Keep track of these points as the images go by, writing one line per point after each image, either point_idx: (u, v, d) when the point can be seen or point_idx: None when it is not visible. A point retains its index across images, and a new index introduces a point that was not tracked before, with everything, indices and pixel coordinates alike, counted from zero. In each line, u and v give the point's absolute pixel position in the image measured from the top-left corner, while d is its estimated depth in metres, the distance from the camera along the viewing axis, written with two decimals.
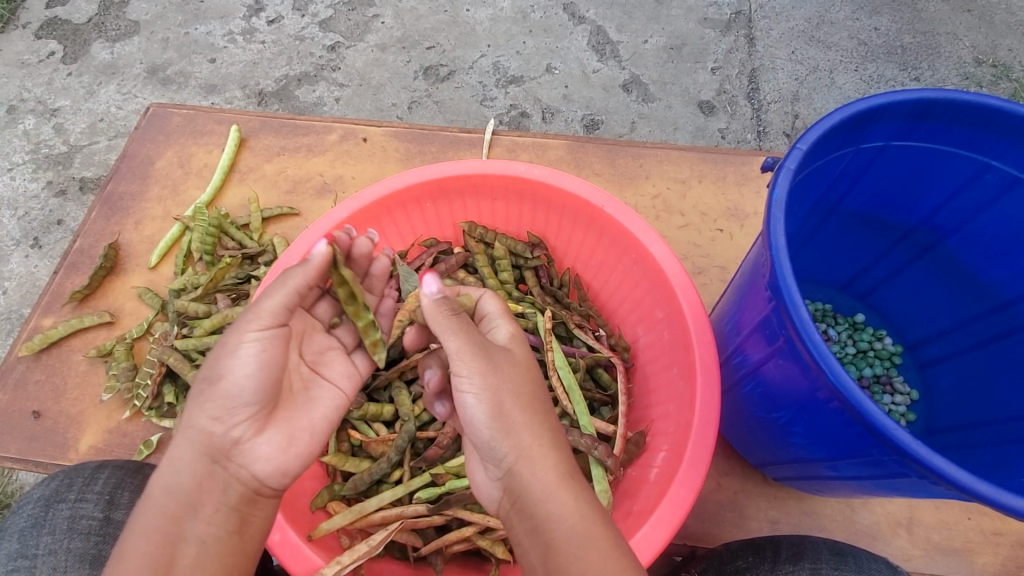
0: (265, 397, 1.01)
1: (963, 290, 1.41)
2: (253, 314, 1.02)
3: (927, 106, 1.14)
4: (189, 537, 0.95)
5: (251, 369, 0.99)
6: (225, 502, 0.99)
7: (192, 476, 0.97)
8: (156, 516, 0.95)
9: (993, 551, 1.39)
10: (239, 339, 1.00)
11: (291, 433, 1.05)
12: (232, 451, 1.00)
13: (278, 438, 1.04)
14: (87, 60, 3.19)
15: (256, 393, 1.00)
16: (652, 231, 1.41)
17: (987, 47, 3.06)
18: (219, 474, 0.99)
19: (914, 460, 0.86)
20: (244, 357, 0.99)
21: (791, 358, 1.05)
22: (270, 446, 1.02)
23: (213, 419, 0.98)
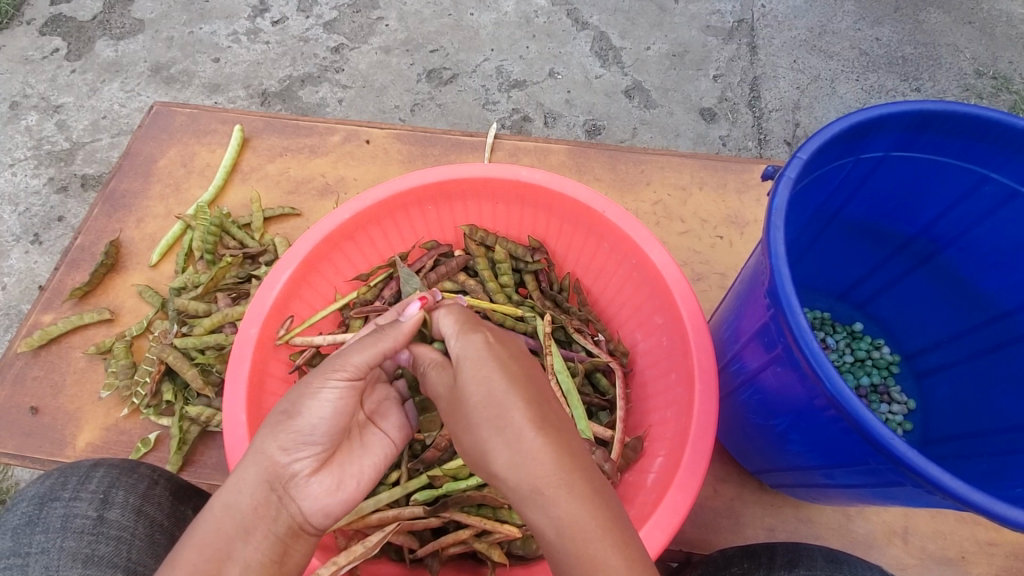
0: (326, 440, 1.03)
1: (961, 300, 1.42)
2: (336, 362, 1.03)
3: (926, 118, 1.15)
4: (236, 558, 0.91)
5: (327, 411, 1.02)
6: (273, 531, 0.96)
7: (253, 503, 0.95)
8: (211, 534, 0.92)
9: (987, 561, 1.40)
10: (321, 381, 1.02)
11: (342, 475, 1.05)
12: (292, 485, 0.99)
13: (333, 478, 1.04)
14: (91, 57, 3.20)
15: (326, 435, 1.02)
16: (652, 237, 1.42)
17: (988, 60, 3.08)
18: (275, 505, 0.97)
19: (910, 469, 0.86)
20: (322, 400, 1.02)
21: (789, 366, 1.06)
22: (326, 485, 1.02)
23: (282, 450, 0.98)
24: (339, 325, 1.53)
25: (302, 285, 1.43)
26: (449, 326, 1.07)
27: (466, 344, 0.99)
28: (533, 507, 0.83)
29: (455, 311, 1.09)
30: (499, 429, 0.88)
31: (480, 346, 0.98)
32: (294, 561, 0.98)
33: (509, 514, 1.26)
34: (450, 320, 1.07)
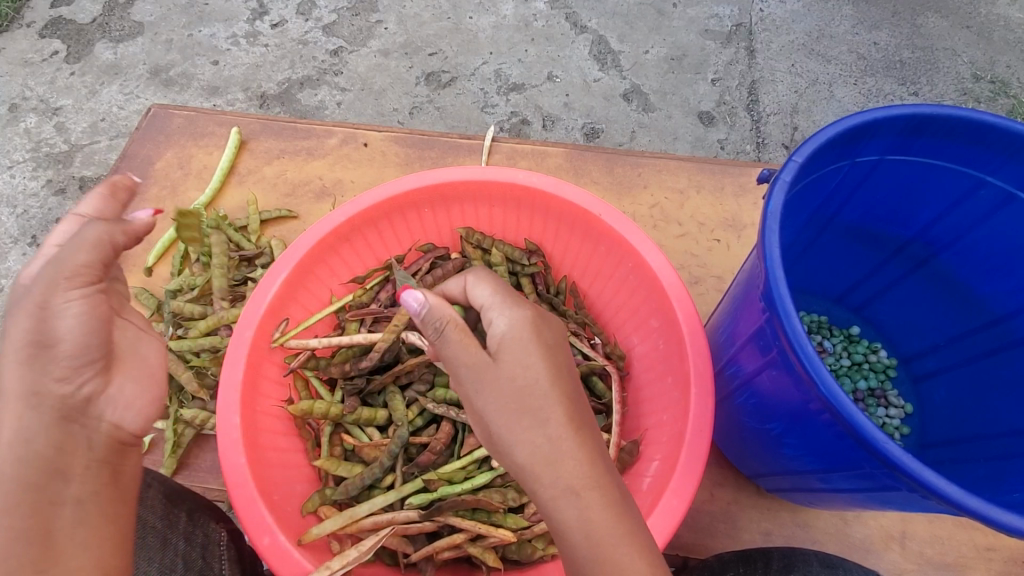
0: (94, 355, 0.94)
1: (958, 305, 1.41)
2: (58, 272, 0.91)
3: (921, 122, 1.15)
4: (64, 501, 0.90)
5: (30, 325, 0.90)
6: (92, 459, 0.94)
7: (52, 443, 0.90)
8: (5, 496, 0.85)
9: (985, 566, 1.39)
10: (28, 300, 0.91)
11: (139, 376, 1.02)
12: (85, 409, 0.94)
13: (127, 385, 1.00)
14: (90, 60, 3.20)
15: (96, 344, 0.95)
16: (648, 240, 1.42)
17: (985, 64, 3.09)
18: (79, 433, 0.93)
19: (905, 474, 0.86)
20: (75, 312, 0.92)
21: (784, 369, 1.05)
22: (99, 386, 0.96)
23: (59, 380, 0.91)
24: (335, 329, 1.53)
25: (297, 287, 1.43)
26: (484, 295, 1.05)
27: (512, 324, 1.00)
28: (563, 506, 0.88)
29: (487, 279, 1.07)
30: (540, 422, 0.92)
31: (527, 324, 1.00)
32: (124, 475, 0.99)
33: (504, 517, 1.25)
34: (484, 287, 1.05)
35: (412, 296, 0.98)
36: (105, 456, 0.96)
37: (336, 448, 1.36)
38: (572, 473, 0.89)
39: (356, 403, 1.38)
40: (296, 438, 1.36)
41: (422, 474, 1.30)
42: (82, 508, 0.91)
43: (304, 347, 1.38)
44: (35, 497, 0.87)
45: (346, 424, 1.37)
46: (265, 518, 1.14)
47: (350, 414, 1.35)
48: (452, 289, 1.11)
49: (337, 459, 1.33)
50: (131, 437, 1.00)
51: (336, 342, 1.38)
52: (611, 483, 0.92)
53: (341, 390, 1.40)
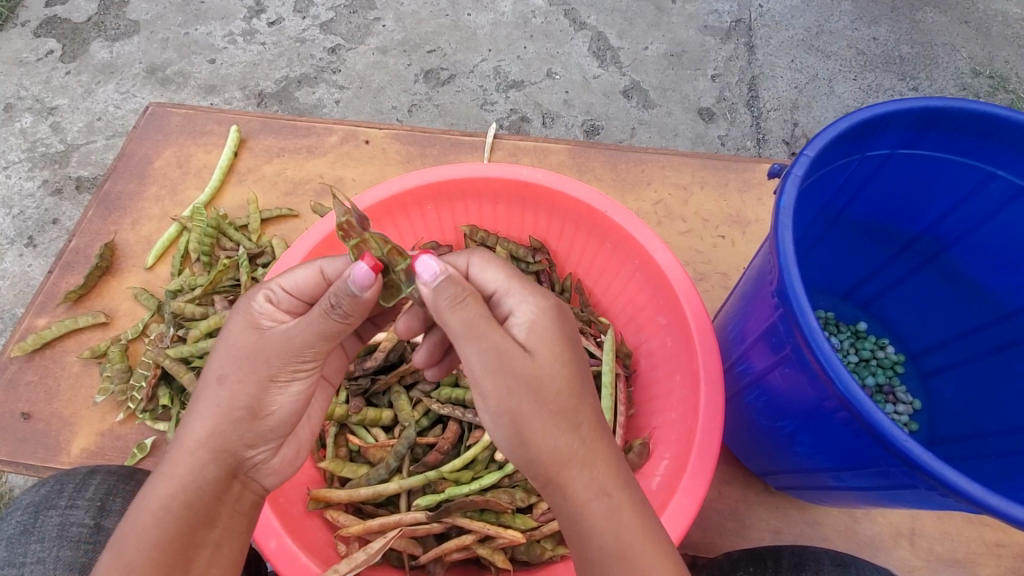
0: (276, 432, 1.01)
1: (967, 300, 1.41)
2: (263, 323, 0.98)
3: (933, 115, 1.14)
4: (205, 543, 0.93)
5: (253, 393, 0.95)
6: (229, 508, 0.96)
7: (213, 494, 0.94)
8: (159, 524, 0.89)
9: (995, 562, 1.38)
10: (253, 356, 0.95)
11: (299, 446, 1.10)
12: (250, 470, 1.00)
13: (288, 449, 1.08)
14: (86, 59, 3.17)
15: (288, 422, 1.02)
16: (655, 237, 1.40)
17: (984, 59, 3.08)
18: (237, 490, 0.98)
19: (926, 472, 0.84)
20: (288, 393, 0.99)
21: (798, 366, 1.04)
22: (269, 453, 1.02)
23: (245, 446, 0.97)
24: None
25: None
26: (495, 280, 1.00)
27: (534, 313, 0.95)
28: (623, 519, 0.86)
29: (495, 262, 1.02)
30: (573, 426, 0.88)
31: (551, 312, 0.95)
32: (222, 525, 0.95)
33: (512, 518, 1.24)
34: (495, 271, 1.00)
35: (426, 263, 0.88)
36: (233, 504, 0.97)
37: (341, 450, 1.34)
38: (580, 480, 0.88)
39: (362, 403, 1.37)
40: None
41: (427, 472, 1.28)
42: (218, 554, 0.93)
43: None
44: (185, 536, 0.90)
45: (351, 425, 1.36)
46: (270, 522, 1.12)
47: (355, 416, 1.33)
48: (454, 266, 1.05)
49: (342, 460, 1.32)
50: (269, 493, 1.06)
51: None
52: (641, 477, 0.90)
53: (345, 391, 1.38)
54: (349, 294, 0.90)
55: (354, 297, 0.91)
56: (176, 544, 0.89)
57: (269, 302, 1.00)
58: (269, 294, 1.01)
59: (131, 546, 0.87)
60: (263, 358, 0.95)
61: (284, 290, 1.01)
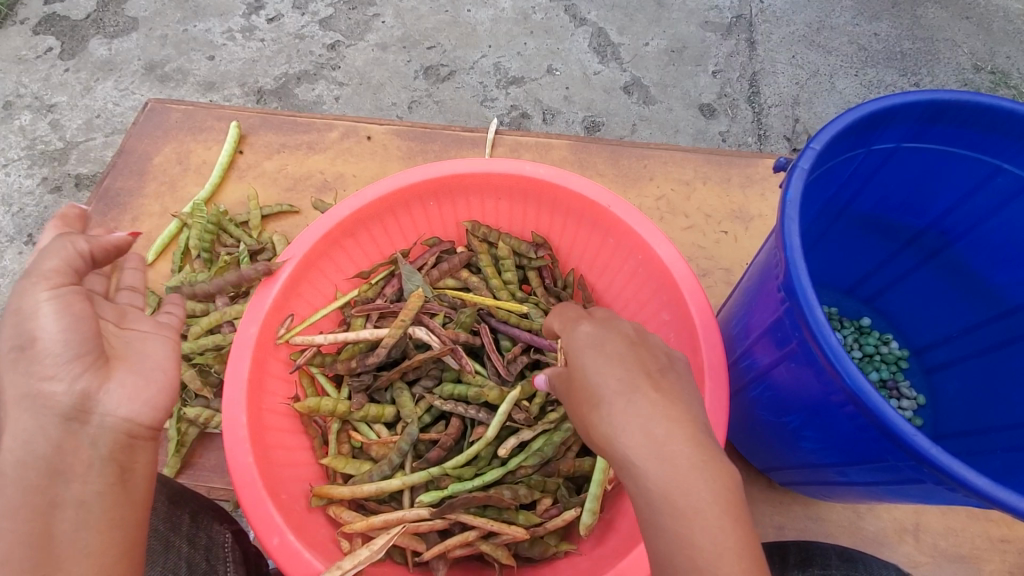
0: (73, 352, 0.97)
1: (971, 295, 1.40)
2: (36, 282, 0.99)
3: (940, 108, 1.13)
4: (63, 502, 0.93)
5: (18, 334, 0.96)
6: (95, 457, 0.97)
7: (47, 446, 0.94)
8: (6, 494, 0.90)
9: (999, 558, 1.38)
10: (9, 316, 0.98)
11: (137, 372, 1.03)
12: (84, 411, 0.97)
13: (129, 379, 1.02)
14: (85, 56, 3.16)
15: (81, 341, 0.97)
16: (658, 232, 1.39)
17: (985, 54, 3.07)
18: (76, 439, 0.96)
19: (934, 467, 0.84)
20: (50, 316, 0.96)
21: (804, 361, 1.03)
22: (91, 383, 0.98)
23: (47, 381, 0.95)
24: (340, 324, 1.50)
25: (292, 296, 1.38)
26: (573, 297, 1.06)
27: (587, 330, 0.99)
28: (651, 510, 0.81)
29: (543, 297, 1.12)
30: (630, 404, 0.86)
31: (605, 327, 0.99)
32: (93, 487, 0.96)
33: (515, 514, 1.23)
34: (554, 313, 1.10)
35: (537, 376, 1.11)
36: (111, 453, 0.98)
37: (344, 446, 1.34)
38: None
39: (364, 399, 1.36)
40: (303, 436, 1.35)
41: (430, 469, 1.28)
42: (86, 509, 0.94)
43: (311, 344, 1.35)
44: (34, 499, 0.92)
45: (353, 421, 1.35)
46: (274, 517, 1.11)
47: (357, 412, 1.33)
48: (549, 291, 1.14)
49: (345, 457, 1.31)
50: (141, 432, 1.02)
51: (342, 338, 1.36)
52: None
53: (348, 387, 1.38)
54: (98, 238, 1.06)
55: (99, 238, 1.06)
56: (30, 508, 0.91)
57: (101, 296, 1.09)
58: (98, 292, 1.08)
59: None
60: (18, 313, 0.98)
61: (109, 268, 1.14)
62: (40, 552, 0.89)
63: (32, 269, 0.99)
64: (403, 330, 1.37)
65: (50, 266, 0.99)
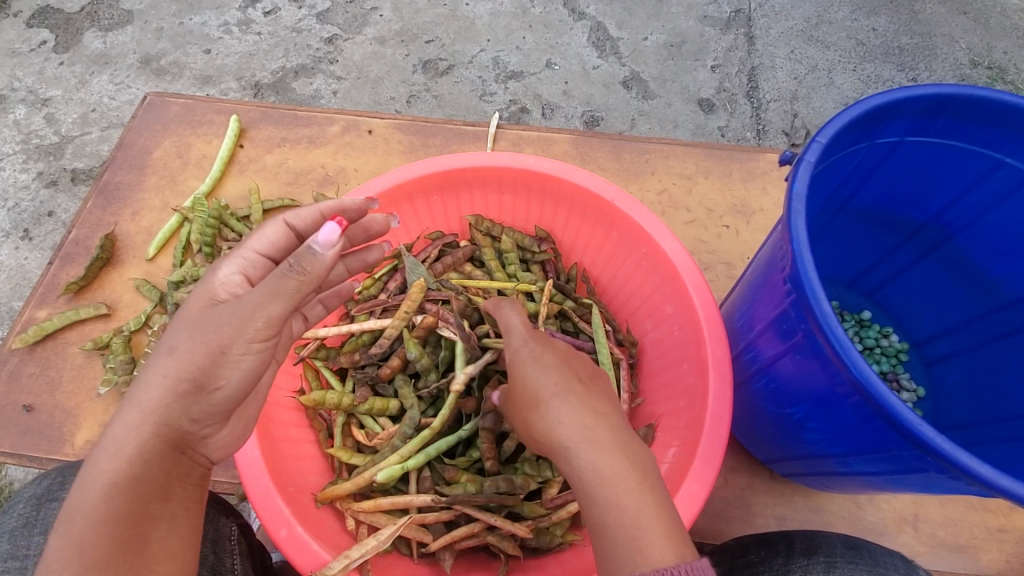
0: (225, 406, 0.98)
1: (972, 288, 1.41)
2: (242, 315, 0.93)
3: (944, 102, 1.14)
4: (160, 515, 0.93)
5: (204, 364, 0.92)
6: (189, 483, 0.98)
7: (161, 467, 0.93)
8: (104, 499, 0.88)
9: (998, 547, 1.40)
10: (209, 338, 0.92)
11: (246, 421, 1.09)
12: (197, 443, 0.98)
13: (236, 424, 1.06)
14: (79, 49, 3.13)
15: (238, 396, 0.99)
16: (662, 226, 1.40)
17: (983, 50, 3.08)
18: (185, 465, 0.97)
19: (939, 456, 0.85)
20: (240, 368, 0.96)
21: (809, 353, 1.04)
22: (214, 429, 1.00)
23: (192, 420, 0.95)
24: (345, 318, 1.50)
25: None
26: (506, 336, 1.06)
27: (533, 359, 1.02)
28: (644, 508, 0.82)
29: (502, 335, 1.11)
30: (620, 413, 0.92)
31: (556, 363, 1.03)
32: (178, 500, 0.95)
33: (519, 506, 1.24)
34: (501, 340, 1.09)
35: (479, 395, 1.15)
36: (200, 481, 1.00)
37: (348, 440, 1.34)
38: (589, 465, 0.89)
39: (368, 392, 1.36)
40: (309, 430, 1.35)
41: (428, 450, 1.27)
42: (176, 524, 0.94)
43: (313, 336, 1.36)
44: (137, 510, 0.90)
45: (357, 415, 1.35)
46: (281, 510, 1.12)
47: (362, 405, 1.33)
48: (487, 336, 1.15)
49: (350, 450, 1.31)
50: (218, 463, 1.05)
51: (347, 330, 1.37)
52: None
53: (352, 380, 1.37)
54: (312, 254, 0.94)
55: (316, 258, 0.94)
56: (128, 516, 0.89)
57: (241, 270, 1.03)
58: (242, 267, 1.03)
59: (78, 524, 0.87)
60: (212, 325, 0.93)
61: (257, 254, 1.05)
62: (134, 564, 0.89)
63: (256, 307, 0.93)
64: (405, 320, 1.38)
65: (278, 314, 0.94)
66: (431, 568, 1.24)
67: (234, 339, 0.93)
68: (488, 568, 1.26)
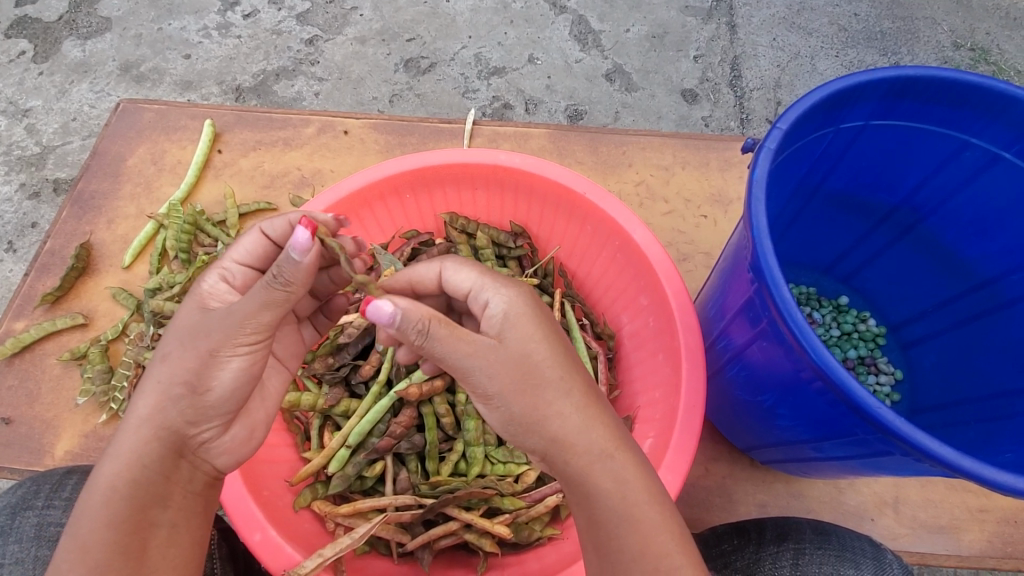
0: (223, 408, 0.99)
1: (944, 269, 1.42)
2: (232, 324, 0.95)
3: (906, 84, 1.14)
4: (160, 522, 0.94)
5: (197, 368, 0.94)
6: (191, 489, 0.99)
7: (160, 472, 0.94)
8: (107, 505, 0.90)
9: (979, 527, 1.41)
10: (202, 345, 0.95)
11: (252, 426, 1.07)
12: (197, 447, 0.99)
13: (241, 429, 1.05)
14: (58, 58, 3.10)
15: (235, 398, 1.00)
16: (634, 217, 1.40)
17: (965, 31, 3.08)
18: (187, 471, 0.98)
19: (900, 438, 0.85)
20: (232, 369, 0.97)
21: (775, 339, 1.04)
22: (215, 431, 1.00)
23: (189, 423, 0.96)
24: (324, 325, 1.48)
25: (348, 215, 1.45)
26: (468, 279, 1.00)
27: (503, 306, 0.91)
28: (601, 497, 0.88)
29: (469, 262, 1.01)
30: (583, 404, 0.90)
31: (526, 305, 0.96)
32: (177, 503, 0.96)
33: (501, 501, 1.24)
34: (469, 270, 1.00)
35: (379, 308, 0.88)
36: (204, 489, 1.01)
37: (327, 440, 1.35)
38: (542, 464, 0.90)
39: (343, 393, 1.35)
40: (285, 433, 1.34)
41: (404, 448, 1.29)
42: (176, 531, 0.95)
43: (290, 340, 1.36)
44: (136, 515, 0.91)
45: (334, 416, 1.35)
46: (256, 514, 1.12)
47: (338, 406, 1.33)
48: (424, 276, 1.03)
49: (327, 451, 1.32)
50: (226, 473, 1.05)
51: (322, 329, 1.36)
52: (617, 458, 0.89)
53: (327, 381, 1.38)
54: (292, 261, 0.92)
55: (296, 265, 0.93)
56: (129, 522, 0.90)
57: (223, 279, 1.03)
58: (223, 274, 1.04)
59: (82, 530, 0.89)
60: (203, 333, 0.95)
61: (237, 264, 1.05)
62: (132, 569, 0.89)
63: (242, 317, 0.95)
64: None
65: (269, 321, 0.97)
66: (411, 567, 1.24)
67: (223, 343, 0.95)
68: (467, 566, 1.26)
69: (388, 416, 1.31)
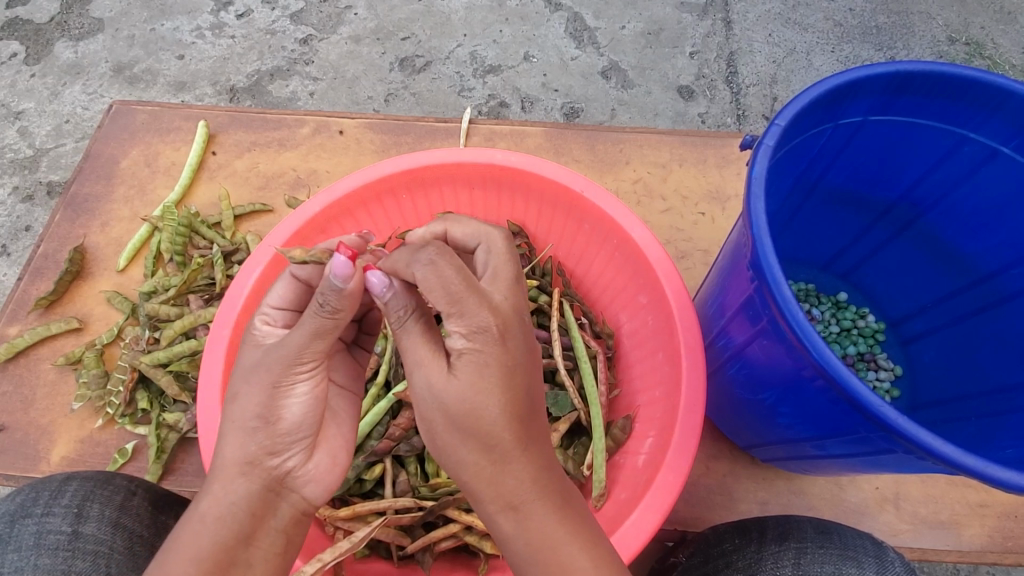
0: (299, 435, 0.98)
1: (943, 264, 1.42)
2: (287, 355, 0.94)
3: (904, 79, 1.13)
4: (239, 562, 0.89)
5: (264, 401, 0.94)
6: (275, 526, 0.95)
7: (246, 508, 0.92)
8: (195, 541, 0.87)
9: (980, 522, 1.41)
10: (263, 376, 0.95)
11: (333, 452, 1.05)
12: (284, 480, 0.96)
13: (324, 458, 1.03)
14: (51, 60, 3.08)
15: (308, 423, 0.99)
16: (633, 216, 1.39)
17: (960, 26, 3.07)
18: (273, 503, 0.95)
19: (903, 437, 0.84)
20: (297, 395, 0.97)
21: (775, 338, 1.03)
22: (298, 459, 0.98)
23: (269, 453, 0.95)
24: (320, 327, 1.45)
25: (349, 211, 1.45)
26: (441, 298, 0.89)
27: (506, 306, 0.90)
28: None
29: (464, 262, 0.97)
30: None
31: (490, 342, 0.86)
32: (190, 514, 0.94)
33: None
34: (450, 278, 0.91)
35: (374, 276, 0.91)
36: (287, 526, 0.96)
37: None
38: (542, 468, 0.90)
39: None
40: None
41: (403, 449, 1.28)
42: None
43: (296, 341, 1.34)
44: (222, 553, 0.88)
45: None
46: None
47: None
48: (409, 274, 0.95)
49: None
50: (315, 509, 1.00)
51: None
52: None
53: None
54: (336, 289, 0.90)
55: (340, 291, 0.91)
56: (214, 560, 0.87)
57: (264, 322, 1.05)
58: (266, 319, 1.05)
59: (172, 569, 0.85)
60: (263, 365, 0.95)
61: (274, 305, 1.06)
62: None
63: (292, 347, 0.94)
64: None
65: (323, 347, 0.95)
66: (411, 569, 1.23)
67: (284, 373, 0.95)
68: (469, 568, 1.25)
69: (388, 418, 1.31)
